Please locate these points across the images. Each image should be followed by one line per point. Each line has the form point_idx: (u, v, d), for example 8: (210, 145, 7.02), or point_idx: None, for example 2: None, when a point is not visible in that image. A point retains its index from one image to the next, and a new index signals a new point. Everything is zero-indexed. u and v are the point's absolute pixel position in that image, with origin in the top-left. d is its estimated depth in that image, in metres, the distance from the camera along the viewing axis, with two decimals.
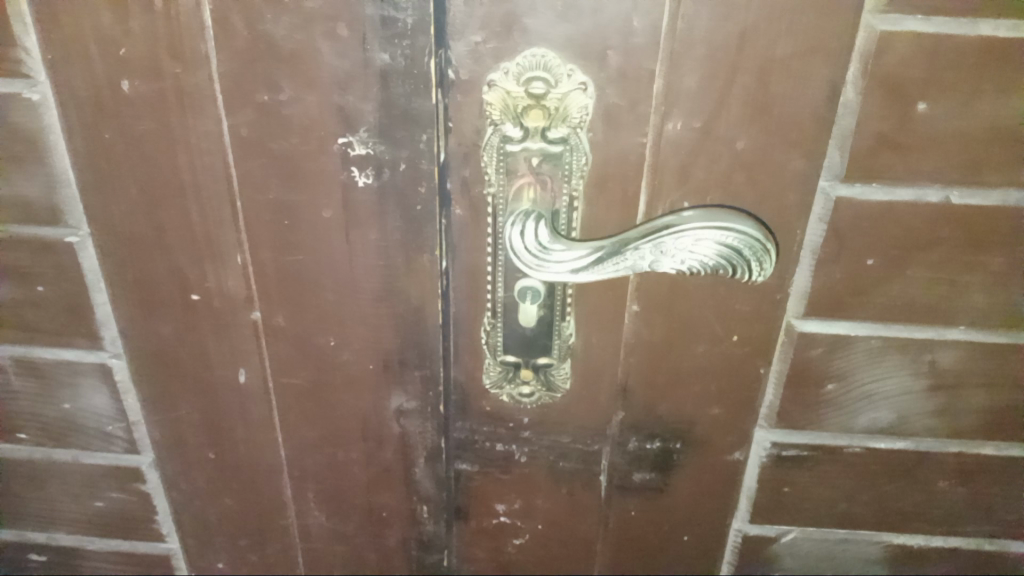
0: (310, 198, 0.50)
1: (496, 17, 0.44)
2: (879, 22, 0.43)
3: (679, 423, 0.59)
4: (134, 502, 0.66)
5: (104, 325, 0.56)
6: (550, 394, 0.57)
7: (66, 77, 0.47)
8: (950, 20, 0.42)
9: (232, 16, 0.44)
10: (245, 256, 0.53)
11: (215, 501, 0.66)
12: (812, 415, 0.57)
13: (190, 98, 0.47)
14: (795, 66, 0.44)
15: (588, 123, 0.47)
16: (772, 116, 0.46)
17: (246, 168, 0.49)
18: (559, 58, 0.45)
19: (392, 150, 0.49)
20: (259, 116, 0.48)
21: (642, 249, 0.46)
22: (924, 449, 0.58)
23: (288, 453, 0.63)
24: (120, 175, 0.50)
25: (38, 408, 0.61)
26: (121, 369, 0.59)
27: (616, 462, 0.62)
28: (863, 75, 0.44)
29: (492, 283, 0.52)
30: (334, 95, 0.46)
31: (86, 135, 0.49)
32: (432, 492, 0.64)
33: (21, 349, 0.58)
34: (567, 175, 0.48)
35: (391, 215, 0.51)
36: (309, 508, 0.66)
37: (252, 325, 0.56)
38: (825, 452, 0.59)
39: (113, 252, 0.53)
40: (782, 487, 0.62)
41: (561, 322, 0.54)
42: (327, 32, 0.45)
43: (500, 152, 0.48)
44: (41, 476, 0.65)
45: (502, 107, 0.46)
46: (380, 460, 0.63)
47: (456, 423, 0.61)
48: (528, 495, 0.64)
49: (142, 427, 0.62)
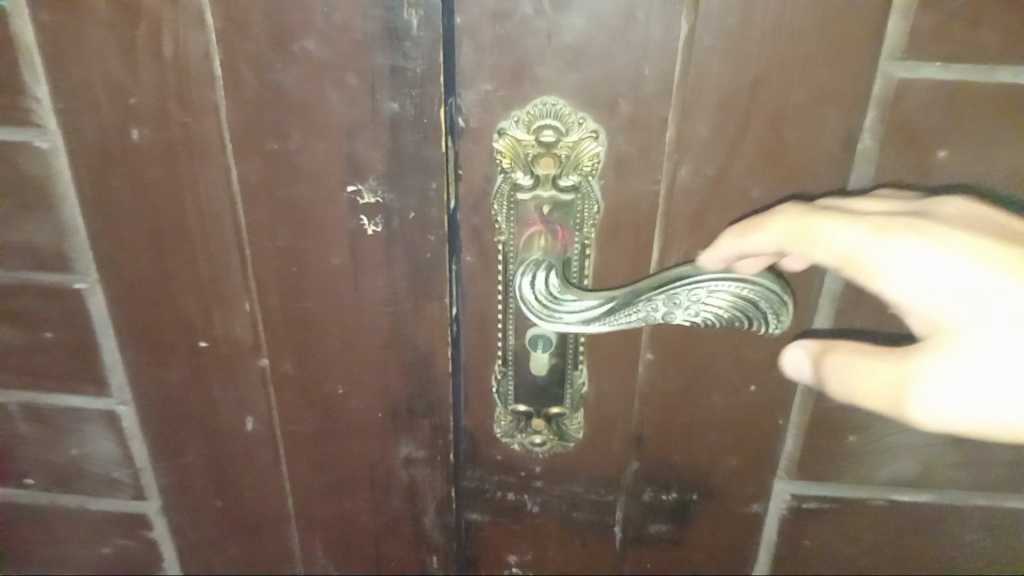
0: (319, 245, 0.50)
1: (506, 65, 0.44)
2: (896, 69, 0.42)
3: (695, 474, 0.57)
4: (140, 549, 0.65)
5: (111, 371, 0.56)
6: (562, 443, 0.56)
7: (76, 126, 0.47)
8: (968, 67, 0.41)
9: (241, 65, 0.44)
10: (253, 303, 0.52)
11: (222, 548, 0.65)
12: (832, 467, 0.55)
13: (199, 147, 0.47)
14: (809, 115, 0.43)
15: (599, 171, 0.46)
16: (786, 164, 0.45)
17: (253, 216, 0.49)
18: (569, 107, 0.44)
19: (401, 199, 0.48)
20: (268, 164, 0.47)
21: (654, 301, 0.46)
22: (949, 502, 0.56)
23: (295, 501, 0.62)
24: (129, 223, 0.50)
25: (45, 453, 0.60)
26: (128, 415, 0.58)
27: (630, 513, 0.60)
28: (880, 122, 0.43)
29: (503, 331, 0.52)
30: (342, 144, 0.46)
31: (95, 184, 0.49)
32: (442, 543, 0.63)
33: (29, 395, 0.57)
34: (578, 224, 0.48)
35: (400, 263, 0.50)
36: (317, 557, 0.65)
37: (259, 372, 0.55)
38: (847, 504, 0.57)
39: (121, 299, 0.53)
40: (802, 539, 0.60)
41: (573, 370, 0.53)
42: (335, 82, 0.44)
43: (510, 200, 0.47)
44: (47, 523, 0.64)
45: (512, 154, 0.46)
46: (389, 509, 0.61)
47: (465, 471, 0.59)
48: (540, 545, 0.63)
49: (149, 473, 0.61)
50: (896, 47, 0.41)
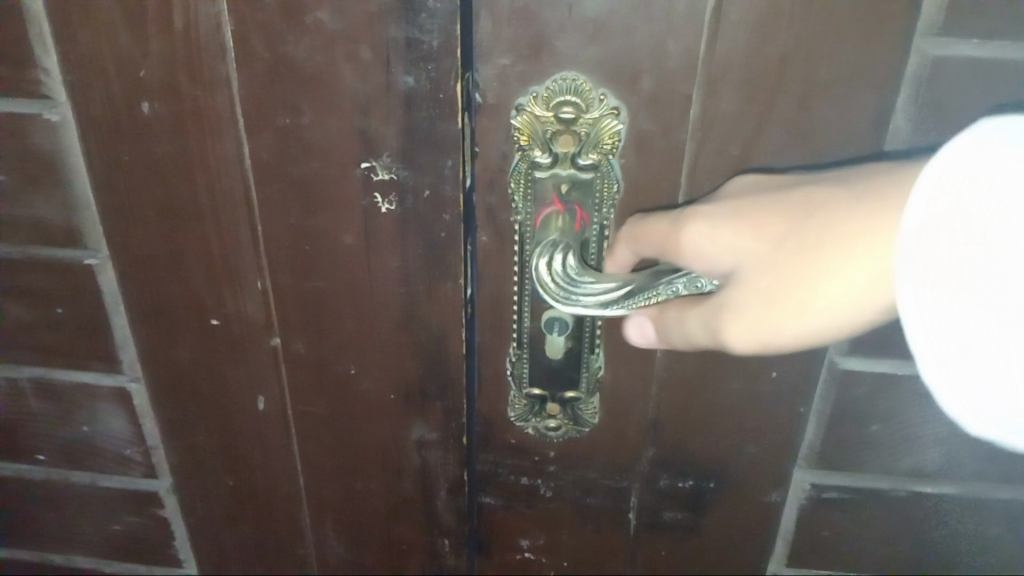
0: (331, 224, 0.49)
1: (524, 38, 0.42)
2: (930, 46, 0.40)
3: (713, 462, 0.56)
4: (152, 526, 0.65)
5: (122, 347, 0.55)
6: (577, 428, 0.56)
7: (85, 99, 0.46)
8: (1007, 43, 0.39)
9: (253, 37, 0.43)
10: (265, 281, 0.52)
11: (232, 528, 0.64)
12: (853, 457, 0.54)
13: (210, 120, 0.46)
14: (841, 92, 0.42)
15: (620, 149, 0.45)
16: (814, 144, 0.43)
17: (266, 193, 0.48)
18: (590, 82, 0.43)
19: (415, 176, 0.47)
20: (280, 139, 0.46)
21: (676, 285, 0.42)
22: (972, 494, 0.55)
23: (307, 481, 0.61)
24: (140, 198, 0.49)
25: (57, 430, 0.60)
26: (140, 392, 0.58)
27: (645, 500, 0.59)
28: (913, 102, 0.42)
29: (518, 313, 0.51)
30: (356, 119, 0.45)
31: (105, 158, 0.48)
32: (454, 526, 0.62)
33: (41, 371, 0.57)
34: (597, 204, 0.46)
35: (414, 242, 0.49)
36: (328, 539, 0.64)
37: (271, 351, 0.55)
38: (867, 495, 0.56)
39: (132, 276, 0.52)
40: (821, 529, 0.59)
41: (589, 354, 0.52)
42: (349, 55, 0.43)
43: (527, 179, 0.46)
44: (59, 499, 0.64)
45: (530, 131, 0.45)
46: (401, 492, 0.61)
47: (480, 455, 0.59)
48: (553, 531, 0.62)
49: (160, 451, 0.61)
50: (931, 22, 0.40)
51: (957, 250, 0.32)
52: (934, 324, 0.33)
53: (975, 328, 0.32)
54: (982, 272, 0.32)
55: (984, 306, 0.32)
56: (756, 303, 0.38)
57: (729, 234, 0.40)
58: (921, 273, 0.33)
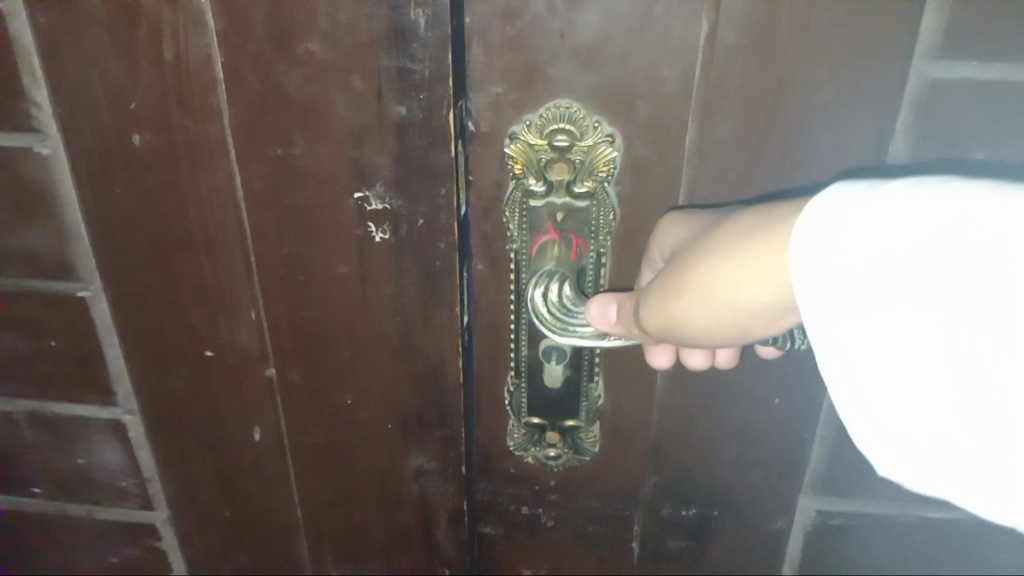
0: (324, 253, 0.48)
1: (518, 66, 0.42)
2: (929, 69, 0.39)
3: (716, 490, 0.55)
4: (149, 558, 0.64)
5: (117, 379, 0.55)
6: (578, 456, 0.55)
7: (75, 132, 0.45)
8: (1007, 65, 0.39)
9: (243, 68, 0.43)
10: (259, 311, 0.51)
11: (230, 559, 0.64)
12: (859, 483, 0.53)
13: (202, 151, 0.45)
14: (840, 117, 0.41)
15: (616, 176, 0.44)
16: (813, 169, 0.43)
17: (259, 223, 0.48)
18: (584, 110, 0.43)
19: (409, 205, 0.46)
20: (272, 169, 0.46)
21: None
22: (982, 520, 0.54)
23: (305, 511, 0.60)
24: (132, 230, 0.49)
25: (52, 462, 0.59)
26: (135, 424, 0.57)
27: (648, 527, 0.58)
28: (913, 125, 0.41)
29: (516, 343, 0.50)
30: (349, 149, 0.44)
31: (96, 190, 0.47)
32: (454, 555, 0.61)
33: (35, 403, 0.56)
34: (593, 232, 0.46)
35: (408, 271, 0.48)
36: (327, 568, 0.64)
37: (266, 381, 0.54)
38: (874, 521, 0.55)
39: (125, 308, 0.52)
40: (827, 555, 0.58)
41: (588, 382, 0.51)
42: (341, 85, 0.43)
43: (523, 207, 0.46)
44: (55, 531, 0.63)
45: (524, 159, 0.44)
46: (400, 521, 0.60)
47: (479, 484, 0.59)
48: (556, 560, 0.62)
49: (156, 483, 0.60)
50: (930, 45, 0.39)
51: (901, 276, 0.27)
52: (895, 371, 0.29)
53: (936, 365, 0.27)
54: (928, 298, 0.27)
55: (943, 338, 0.27)
56: (666, 292, 0.39)
57: (682, 232, 0.41)
58: (865, 307, 0.29)
